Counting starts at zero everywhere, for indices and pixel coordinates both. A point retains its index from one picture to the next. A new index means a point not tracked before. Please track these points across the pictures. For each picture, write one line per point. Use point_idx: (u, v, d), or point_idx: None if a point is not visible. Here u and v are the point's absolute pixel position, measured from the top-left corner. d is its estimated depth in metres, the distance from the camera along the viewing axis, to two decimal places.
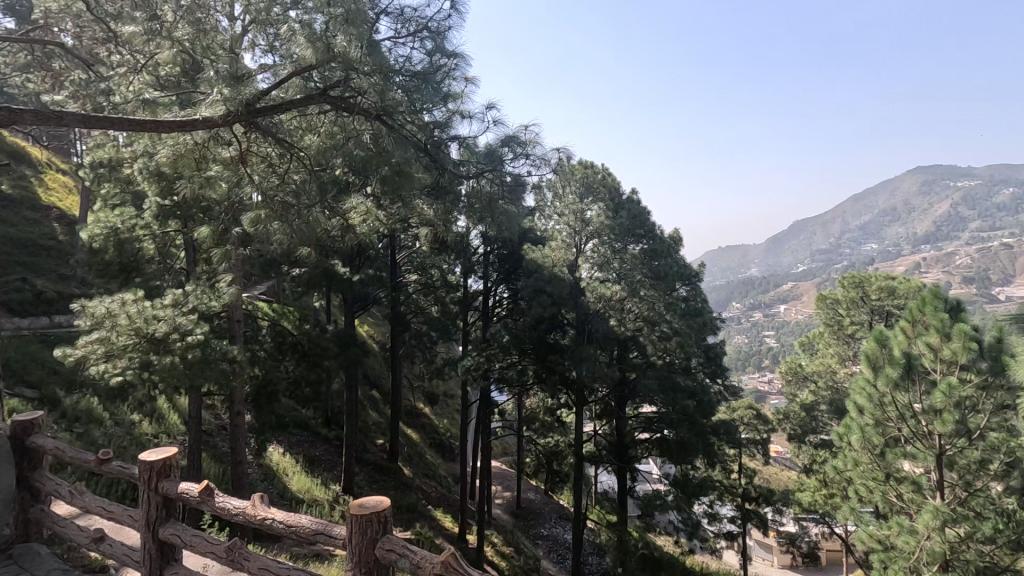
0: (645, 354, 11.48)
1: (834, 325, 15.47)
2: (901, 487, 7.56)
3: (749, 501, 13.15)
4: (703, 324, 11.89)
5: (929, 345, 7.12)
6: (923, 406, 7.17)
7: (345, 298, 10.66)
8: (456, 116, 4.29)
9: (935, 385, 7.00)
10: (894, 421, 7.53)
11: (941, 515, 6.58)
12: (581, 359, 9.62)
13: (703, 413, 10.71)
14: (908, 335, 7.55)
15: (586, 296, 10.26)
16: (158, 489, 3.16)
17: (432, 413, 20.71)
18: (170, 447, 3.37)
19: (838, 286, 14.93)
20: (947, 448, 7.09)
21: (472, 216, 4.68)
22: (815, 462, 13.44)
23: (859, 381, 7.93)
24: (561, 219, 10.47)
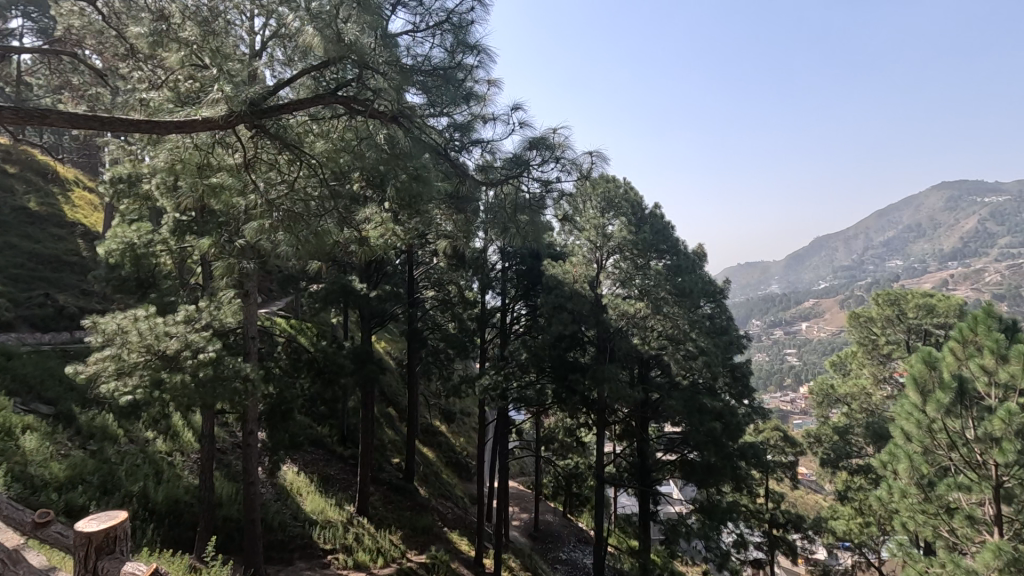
0: (668, 373, 11.10)
1: (868, 344, 14.84)
2: (953, 521, 6.98)
3: (779, 528, 12.47)
4: (730, 342, 11.42)
5: (983, 367, 6.74)
6: (976, 433, 6.64)
7: (362, 315, 10.46)
8: (478, 121, 4.04)
9: (991, 412, 6.57)
10: (944, 449, 7.09)
11: (1005, 555, 5.94)
12: (603, 379, 9.19)
13: (730, 435, 10.14)
14: (958, 357, 7.13)
15: (608, 313, 9.82)
16: (95, 570, 2.83)
17: (449, 431, 20.28)
18: (116, 514, 3.06)
19: (872, 303, 14.40)
20: (1005, 479, 6.50)
21: (494, 226, 4.47)
22: (850, 488, 12.79)
23: (904, 406, 7.49)
24: (580, 234, 9.96)
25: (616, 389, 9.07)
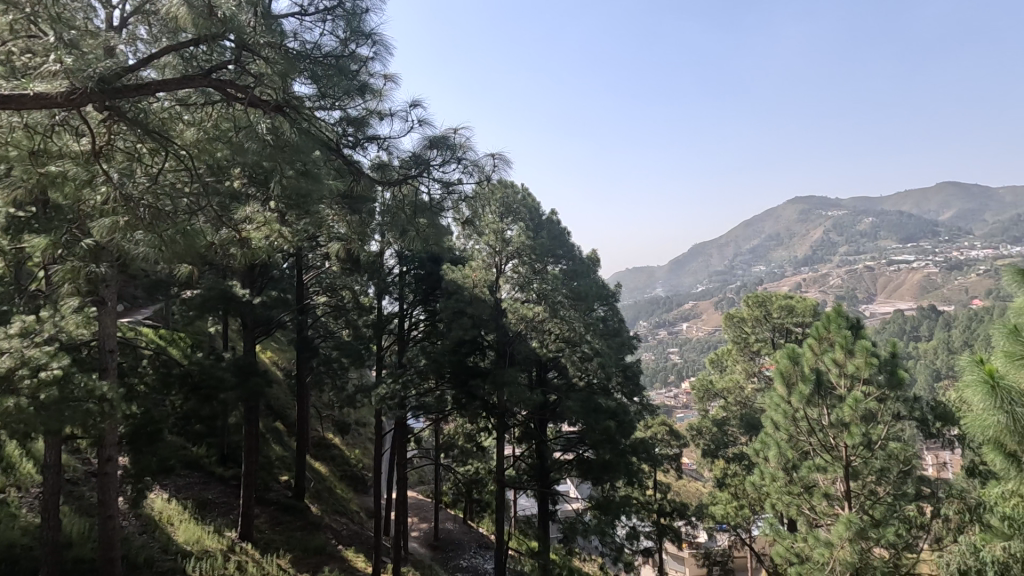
0: (565, 375, 11.40)
1: (740, 342, 16.32)
2: (813, 499, 7.76)
3: (666, 516, 13.25)
4: (622, 343, 11.98)
5: (835, 361, 7.67)
6: (830, 420, 7.55)
7: (245, 323, 9.60)
8: (374, 116, 3.86)
9: (841, 400, 7.52)
10: (804, 435, 7.90)
11: (854, 526, 6.70)
12: (502, 384, 9.19)
13: (623, 433, 10.56)
14: (815, 352, 8.07)
15: (507, 317, 9.92)
16: None
17: (343, 444, 19.30)
18: None
19: (743, 305, 15.89)
20: (852, 459, 7.42)
21: (391, 230, 4.33)
22: (726, 475, 13.95)
23: (772, 398, 8.29)
24: (480, 239, 9.94)
25: (516, 392, 9.02)
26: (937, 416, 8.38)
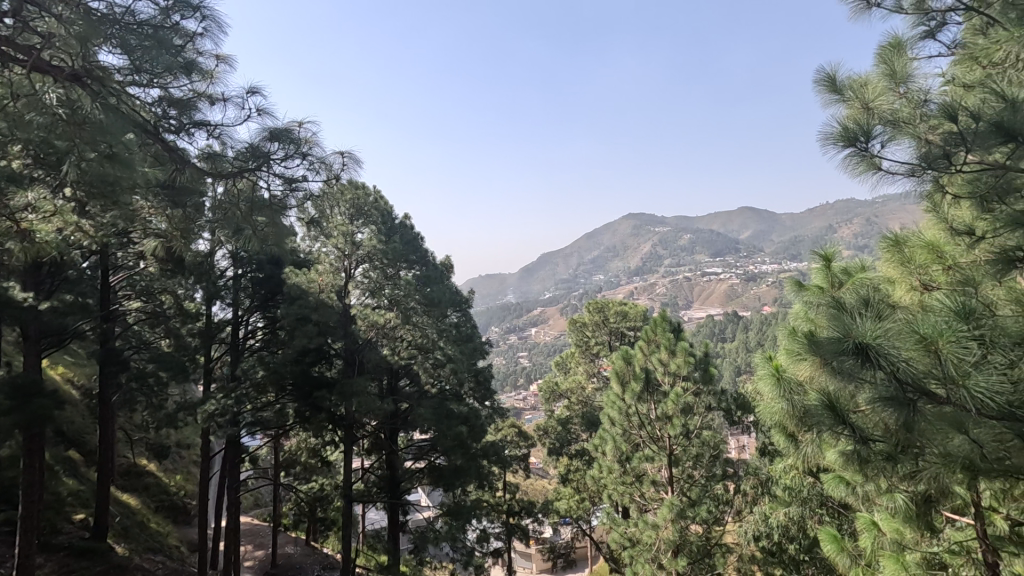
0: (417, 382, 11.25)
1: (582, 345, 17.56)
2: (643, 487, 8.56)
3: (515, 516, 13.66)
4: (474, 349, 12.16)
5: (661, 360, 8.60)
6: (657, 414, 8.45)
7: (27, 332, 7.89)
8: (203, 100, 3.44)
9: (666, 395, 8.46)
10: (636, 429, 8.71)
11: (675, 507, 7.54)
12: (350, 394, 8.69)
13: (474, 438, 10.65)
14: (645, 352, 8.85)
15: (357, 324, 9.52)
16: None
17: (159, 471, 16.83)
18: None
19: (585, 311, 17.14)
20: (674, 447, 8.39)
21: (223, 228, 3.95)
22: (570, 471, 14.85)
23: (609, 396, 9.01)
24: (327, 241, 9.51)
25: (366, 402, 8.62)
26: (738, 406, 9.81)
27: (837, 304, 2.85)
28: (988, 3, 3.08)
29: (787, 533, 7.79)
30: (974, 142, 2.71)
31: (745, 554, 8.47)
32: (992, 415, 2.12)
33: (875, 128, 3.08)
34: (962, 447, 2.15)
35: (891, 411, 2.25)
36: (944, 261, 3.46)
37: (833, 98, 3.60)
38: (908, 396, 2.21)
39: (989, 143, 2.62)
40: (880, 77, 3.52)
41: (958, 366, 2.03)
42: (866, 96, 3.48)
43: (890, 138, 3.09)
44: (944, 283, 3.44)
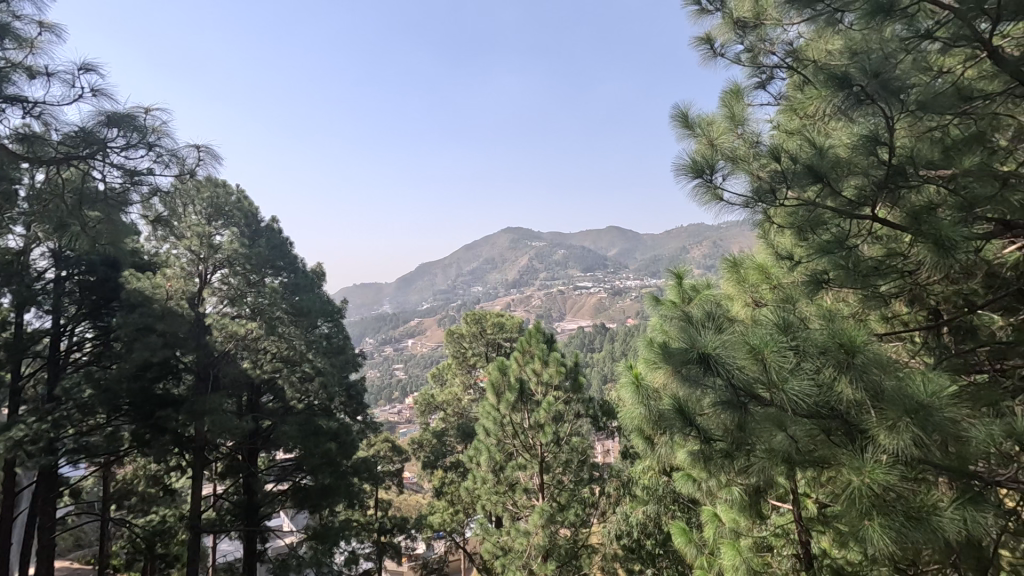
0: (281, 398, 10.47)
1: (459, 357, 17.62)
2: (516, 495, 8.73)
3: (386, 534, 13.18)
4: (346, 361, 11.62)
5: (535, 371, 8.89)
6: (530, 423, 8.66)
7: None
8: (19, 72, 3.01)
9: (538, 404, 8.72)
10: (510, 439, 8.84)
11: (545, 513, 7.79)
12: (202, 413, 7.85)
13: (344, 455, 10.14)
14: (519, 363, 9.14)
15: (211, 334, 8.53)
16: None
17: None
18: None
19: (462, 322, 17.25)
20: (545, 455, 8.68)
21: (40, 222, 3.42)
22: (444, 484, 14.71)
23: (485, 406, 9.06)
24: (179, 243, 8.43)
25: (220, 422, 7.80)
26: (604, 412, 10.45)
27: (686, 318, 3.18)
28: (804, 65, 3.60)
29: (645, 529, 8.39)
30: (792, 182, 3.15)
31: (608, 553, 8.97)
32: (804, 413, 2.48)
33: (717, 163, 3.46)
34: (782, 442, 2.45)
35: (728, 412, 2.56)
36: (770, 281, 4.05)
37: (684, 132, 4.11)
38: (741, 399, 2.53)
39: (803, 184, 3.09)
40: (723, 118, 4.01)
41: (778, 372, 2.34)
42: (711, 134, 3.93)
43: (729, 172, 3.48)
44: (770, 300, 4.00)
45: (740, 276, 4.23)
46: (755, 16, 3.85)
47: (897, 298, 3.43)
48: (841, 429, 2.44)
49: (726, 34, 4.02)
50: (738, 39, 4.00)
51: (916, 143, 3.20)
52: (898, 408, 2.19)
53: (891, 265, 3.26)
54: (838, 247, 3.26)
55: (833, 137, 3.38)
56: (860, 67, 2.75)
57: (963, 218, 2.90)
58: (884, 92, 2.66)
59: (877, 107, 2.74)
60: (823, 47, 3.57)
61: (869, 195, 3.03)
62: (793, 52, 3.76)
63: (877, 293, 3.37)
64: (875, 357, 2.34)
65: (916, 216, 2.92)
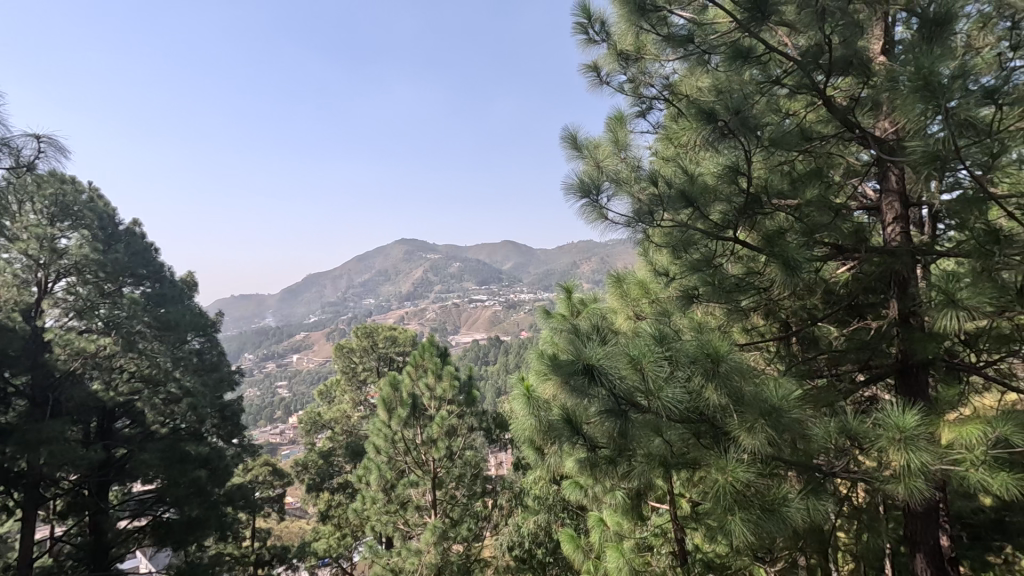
0: (141, 422, 9.33)
1: (349, 372, 16.93)
2: (408, 514, 8.46)
3: (264, 567, 12.17)
4: (220, 379, 10.67)
5: (428, 385, 8.75)
6: (422, 438, 8.48)
7: None
8: None
9: (432, 419, 8.57)
10: (401, 455, 8.56)
11: (437, 530, 7.67)
12: (38, 442, 6.64)
13: (215, 482, 9.30)
14: (412, 377, 8.87)
15: (52, 352, 7.33)
16: None
17: None
18: None
19: (352, 336, 16.61)
20: (438, 471, 8.55)
21: None
22: (330, 507, 13.94)
23: (375, 423, 8.69)
24: (11, 245, 7.16)
25: (61, 453, 6.74)
26: (497, 425, 10.55)
27: (574, 330, 3.29)
28: (679, 99, 3.93)
29: (536, 539, 8.57)
30: (667, 205, 3.41)
31: (501, 566, 9.01)
32: (678, 419, 2.67)
33: (603, 185, 3.63)
34: (659, 446, 2.66)
35: (610, 421, 2.65)
36: (649, 296, 4.34)
37: (573, 153, 4.30)
38: (622, 407, 2.61)
39: (677, 208, 3.35)
40: (608, 143, 4.27)
41: (655, 382, 2.48)
42: (598, 156, 4.14)
43: (614, 194, 3.66)
44: (649, 313, 4.28)
45: (623, 291, 4.50)
46: (636, 50, 4.15)
47: (754, 312, 3.83)
48: (708, 432, 2.67)
49: (611, 64, 4.28)
50: (621, 69, 4.28)
51: (768, 175, 3.62)
52: (755, 411, 2.45)
53: (750, 282, 3.63)
54: (706, 265, 3.56)
55: (702, 166, 3.72)
56: (725, 104, 3.03)
57: (806, 242, 3.31)
58: (743, 128, 2.96)
59: (738, 140, 3.05)
60: (694, 84, 3.94)
61: (731, 219, 3.36)
62: (669, 87, 4.10)
63: (739, 307, 3.74)
64: (737, 365, 2.59)
65: (769, 240, 3.29)
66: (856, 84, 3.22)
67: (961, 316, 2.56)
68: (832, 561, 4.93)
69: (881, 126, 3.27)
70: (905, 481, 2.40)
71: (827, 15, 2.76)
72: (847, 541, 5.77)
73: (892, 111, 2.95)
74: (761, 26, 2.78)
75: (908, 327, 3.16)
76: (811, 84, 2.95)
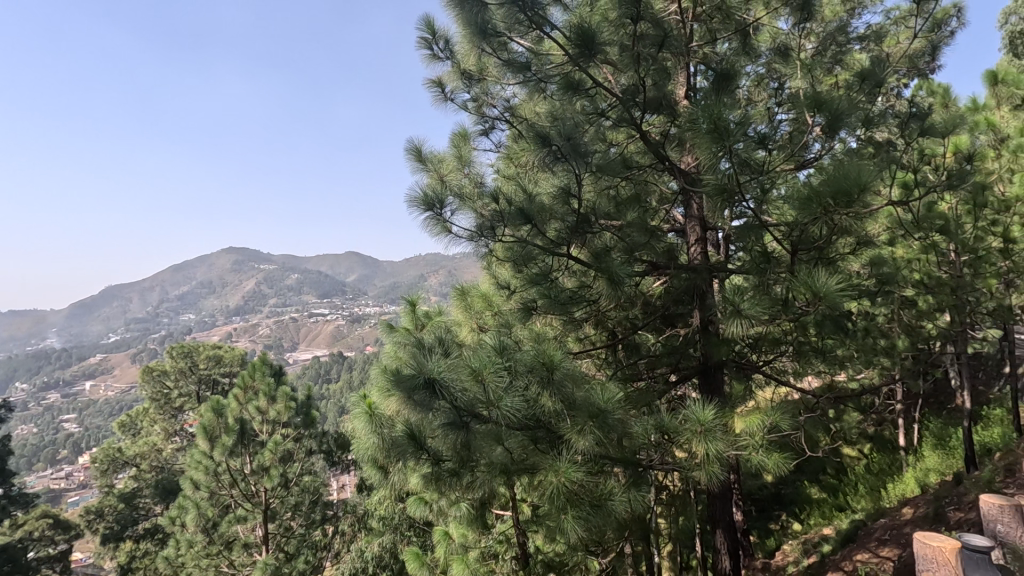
0: None
1: (161, 399, 14.82)
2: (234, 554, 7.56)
3: None
4: None
5: (259, 409, 7.99)
6: (251, 468, 7.64)
7: None
8: None
9: (263, 446, 7.79)
10: (226, 488, 7.63)
11: (270, 568, 6.96)
12: None
13: None
14: (240, 401, 7.97)
15: None
16: None
17: None
18: None
19: (165, 357, 14.68)
20: (270, 501, 7.85)
21: None
22: (134, 558, 11.96)
23: (195, 454, 7.48)
24: None
25: None
26: (338, 445, 10.04)
27: (418, 344, 3.24)
28: (519, 121, 4.16)
29: (380, 561, 8.28)
30: (508, 221, 3.55)
31: None
32: (516, 427, 2.77)
33: (447, 198, 3.65)
34: (499, 455, 2.72)
35: (452, 434, 2.64)
36: (492, 308, 4.48)
37: (417, 165, 4.29)
38: (463, 419, 2.63)
39: (516, 224, 3.50)
40: (452, 157, 4.34)
41: (495, 392, 2.55)
42: (441, 170, 4.26)
43: (457, 208, 3.68)
44: (492, 325, 4.42)
45: (467, 303, 4.58)
46: (479, 70, 4.31)
47: (586, 322, 4.16)
48: (545, 437, 2.83)
49: (455, 82, 4.38)
50: (465, 87, 4.40)
51: (597, 198, 3.98)
52: (585, 414, 2.66)
53: (582, 295, 3.93)
54: (543, 279, 3.79)
55: (539, 186, 3.97)
56: (559, 128, 3.26)
57: (627, 259, 3.69)
58: (573, 153, 3.21)
59: (569, 164, 3.29)
60: (532, 109, 4.20)
61: (564, 237, 3.62)
62: (510, 109, 4.32)
63: (573, 318, 4.02)
64: (569, 372, 2.78)
65: (598, 257, 3.60)
66: (665, 122, 3.71)
67: (744, 323, 3.07)
68: (652, 545, 5.51)
69: (685, 160, 3.79)
70: (706, 467, 2.77)
71: (642, 60, 3.14)
72: (663, 525, 6.50)
73: (692, 148, 3.44)
74: (589, 62, 3.05)
75: (707, 334, 3.68)
76: (630, 118, 3.33)
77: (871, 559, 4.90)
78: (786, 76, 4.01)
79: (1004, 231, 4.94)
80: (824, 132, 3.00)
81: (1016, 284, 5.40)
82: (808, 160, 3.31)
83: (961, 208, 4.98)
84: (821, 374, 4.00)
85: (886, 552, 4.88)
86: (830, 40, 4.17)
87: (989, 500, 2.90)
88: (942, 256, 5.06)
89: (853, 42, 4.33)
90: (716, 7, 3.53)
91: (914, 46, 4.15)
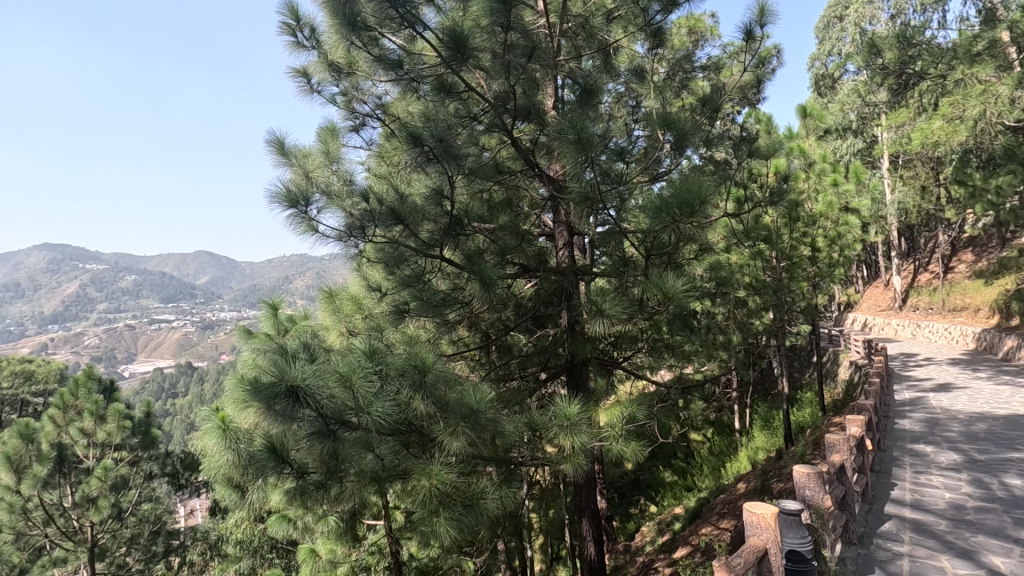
0: None
1: None
2: None
3: None
4: None
5: (83, 431, 6.94)
6: (73, 500, 6.53)
7: None
8: None
9: (88, 473, 6.78)
10: (38, 528, 6.53)
11: None
12: None
13: None
14: (57, 424, 6.83)
15: None
16: None
17: None
18: None
19: None
20: (99, 536, 6.88)
21: None
22: None
23: None
24: None
25: None
26: (185, 467, 9.05)
27: (280, 349, 3.03)
28: (392, 121, 4.07)
29: None
30: (380, 221, 3.44)
31: None
32: (387, 432, 2.70)
33: (313, 195, 3.43)
34: (370, 462, 2.61)
35: (319, 443, 2.48)
36: (362, 311, 4.33)
37: (281, 158, 4.00)
38: (331, 427, 2.48)
39: (388, 225, 3.41)
40: (319, 153, 4.11)
41: (365, 398, 2.46)
42: (307, 167, 4.01)
43: (324, 206, 3.46)
44: (362, 329, 4.26)
45: (335, 306, 4.37)
46: (348, 64, 4.13)
47: (459, 325, 4.18)
48: (416, 441, 2.78)
49: (322, 73, 4.16)
50: (332, 80, 4.18)
51: (470, 200, 4.01)
52: (457, 415, 2.68)
53: (455, 297, 3.93)
54: (416, 281, 3.74)
55: (412, 187, 3.91)
56: (433, 129, 3.24)
57: (499, 261, 3.78)
58: (446, 155, 3.22)
59: (442, 166, 3.30)
60: (405, 108, 4.15)
61: (437, 238, 3.60)
62: (382, 106, 4.20)
63: (446, 320, 4.02)
64: (441, 374, 2.78)
65: (470, 259, 3.63)
66: (535, 130, 3.86)
67: (606, 321, 3.30)
68: (524, 541, 5.69)
69: (554, 169, 3.98)
70: (571, 460, 2.94)
71: (511, 67, 3.33)
72: (535, 520, 6.73)
73: (558, 157, 3.64)
74: (461, 66, 3.07)
75: (573, 333, 3.88)
76: (502, 123, 3.41)
77: (713, 531, 5.53)
78: (642, 95, 4.37)
79: (811, 242, 5.85)
80: (673, 149, 3.34)
81: (820, 286, 6.42)
82: (661, 174, 3.71)
83: (780, 220, 5.78)
84: (672, 367, 4.39)
85: (725, 524, 5.53)
86: (678, 66, 4.64)
87: (800, 470, 3.39)
88: (766, 262, 5.85)
89: (696, 70, 4.85)
90: (581, 24, 3.85)
91: (746, 78, 4.75)
